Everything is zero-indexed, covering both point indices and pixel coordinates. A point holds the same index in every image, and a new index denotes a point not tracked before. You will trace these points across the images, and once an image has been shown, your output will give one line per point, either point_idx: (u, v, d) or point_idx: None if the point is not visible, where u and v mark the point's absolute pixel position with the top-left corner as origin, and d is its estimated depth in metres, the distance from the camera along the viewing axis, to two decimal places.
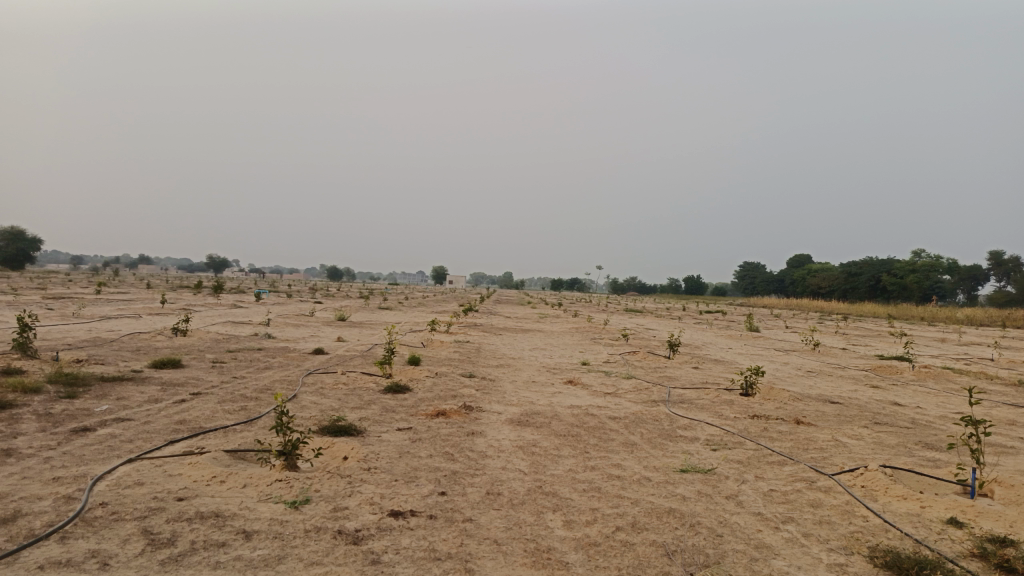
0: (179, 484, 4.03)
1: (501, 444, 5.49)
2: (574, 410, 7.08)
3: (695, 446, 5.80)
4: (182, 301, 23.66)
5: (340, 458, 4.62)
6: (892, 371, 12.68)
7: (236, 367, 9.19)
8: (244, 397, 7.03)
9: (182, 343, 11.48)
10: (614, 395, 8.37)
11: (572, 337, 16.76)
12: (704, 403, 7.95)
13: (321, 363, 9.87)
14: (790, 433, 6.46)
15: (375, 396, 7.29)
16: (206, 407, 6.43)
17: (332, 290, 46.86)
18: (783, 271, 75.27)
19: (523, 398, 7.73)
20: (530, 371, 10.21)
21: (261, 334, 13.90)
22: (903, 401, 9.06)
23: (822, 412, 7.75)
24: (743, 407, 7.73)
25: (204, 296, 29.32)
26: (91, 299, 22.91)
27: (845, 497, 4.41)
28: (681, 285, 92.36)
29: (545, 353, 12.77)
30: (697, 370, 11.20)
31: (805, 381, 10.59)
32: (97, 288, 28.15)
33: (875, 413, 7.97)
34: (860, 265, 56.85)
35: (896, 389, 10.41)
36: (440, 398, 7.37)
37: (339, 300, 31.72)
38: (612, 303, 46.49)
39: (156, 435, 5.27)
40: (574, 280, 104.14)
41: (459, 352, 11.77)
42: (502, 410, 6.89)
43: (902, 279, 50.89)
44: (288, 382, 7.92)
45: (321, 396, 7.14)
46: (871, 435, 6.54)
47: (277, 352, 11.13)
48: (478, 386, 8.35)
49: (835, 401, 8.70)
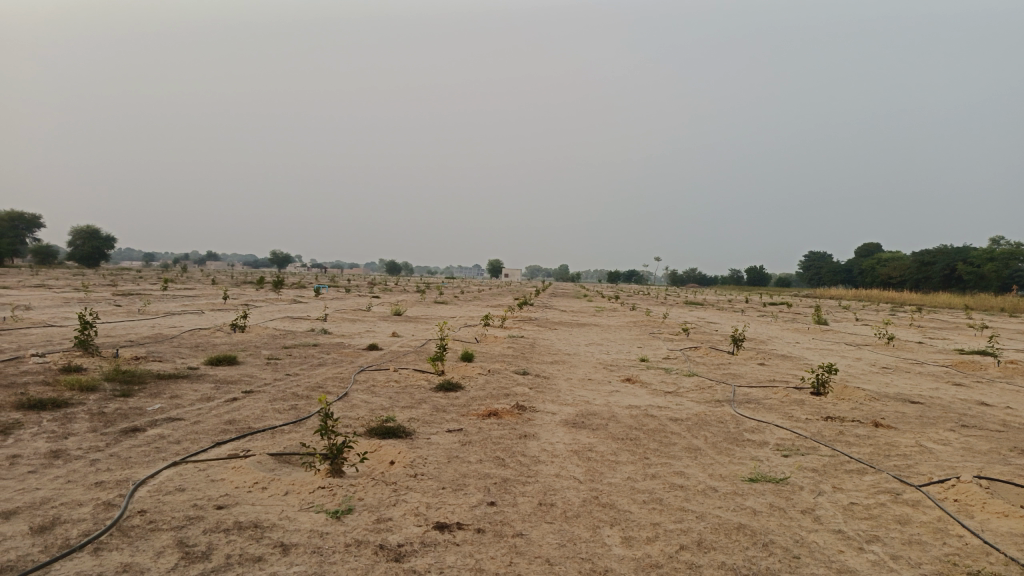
0: (220, 490, 3.90)
1: (555, 447, 5.21)
2: (633, 411, 6.74)
3: (764, 451, 5.40)
4: (243, 297, 24.13)
5: (387, 463, 4.42)
6: (975, 367, 11.86)
7: (289, 364, 9.15)
8: (295, 395, 6.94)
9: (240, 340, 11.56)
10: (675, 394, 7.98)
11: (630, 332, 16.33)
12: (772, 403, 7.49)
13: (374, 359, 9.76)
14: (868, 438, 5.99)
15: (426, 394, 7.10)
16: (256, 406, 6.34)
17: (390, 284, 47.36)
18: (850, 261, 72.66)
19: (579, 397, 7.43)
20: (587, 368, 9.89)
21: (317, 330, 13.94)
22: (990, 401, 8.40)
23: (902, 414, 7.21)
24: (814, 408, 7.25)
25: (265, 292, 29.88)
26: (157, 296, 23.57)
27: (935, 513, 3.98)
28: (742, 276, 90.25)
29: (603, 349, 12.42)
30: (762, 367, 10.68)
31: (880, 379, 9.96)
32: (165, 285, 29.00)
33: (962, 414, 7.37)
34: (933, 254, 54.35)
35: (982, 387, 9.68)
36: (493, 397, 7.13)
37: (396, 294, 31.94)
38: (672, 295, 45.55)
39: (204, 436, 5.18)
40: (631, 273, 103.01)
41: (514, 348, 11.52)
42: (557, 411, 6.60)
43: (979, 267, 48.41)
44: (339, 380, 7.81)
45: (371, 395, 6.99)
46: (960, 440, 6.01)
47: (332, 348, 11.08)
48: (533, 385, 8.08)
49: (915, 401, 8.11)
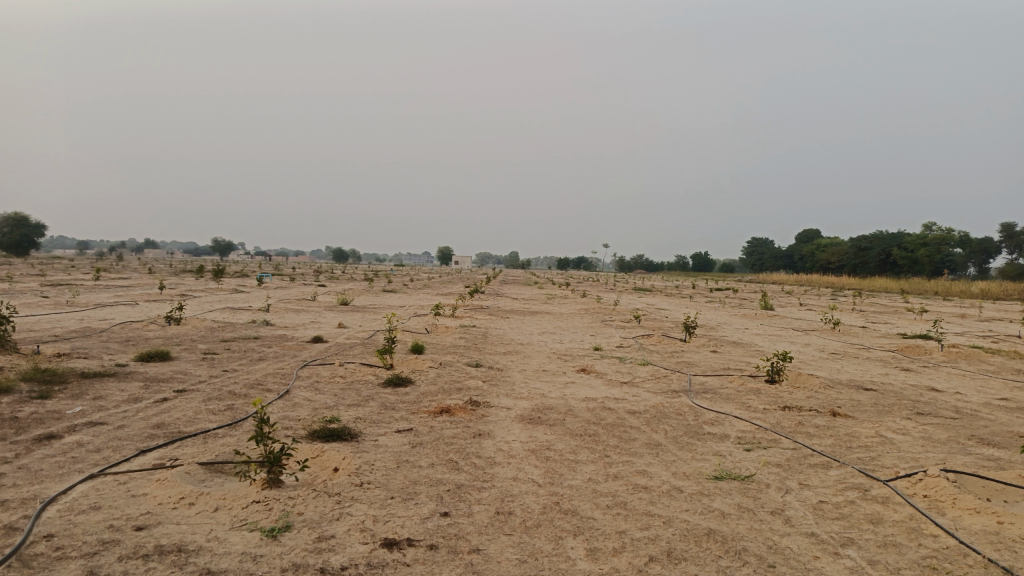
0: (141, 507, 3.50)
1: (511, 447, 4.93)
2: (590, 404, 6.51)
3: (727, 446, 5.22)
4: (182, 287, 23.17)
5: (330, 472, 4.08)
6: (919, 352, 12.06)
7: (228, 359, 8.64)
8: (232, 394, 6.50)
9: (175, 333, 10.95)
10: (631, 384, 7.80)
11: (581, 320, 16.17)
12: (729, 393, 7.37)
13: (319, 353, 9.32)
14: (828, 428, 5.88)
15: (373, 390, 6.73)
16: (189, 408, 5.89)
17: (337, 272, 46.40)
18: (792, 247, 74.42)
19: (534, 390, 7.16)
20: (540, 358, 9.64)
21: (259, 321, 13.34)
22: (939, 387, 8.47)
23: (858, 402, 7.16)
24: (772, 398, 7.15)
25: (205, 281, 28.76)
26: (89, 286, 22.39)
27: (906, 511, 3.85)
28: (688, 263, 91.66)
29: (555, 338, 12.21)
30: (716, 354, 10.62)
31: (831, 365, 9.99)
32: (98, 274, 27.70)
33: (915, 401, 7.37)
34: (871, 240, 55.98)
35: (929, 372, 9.78)
36: (444, 392, 6.81)
37: (344, 283, 31.20)
38: (619, 282, 45.73)
39: (128, 444, 4.73)
40: (580, 261, 103.63)
41: (465, 338, 11.20)
42: (512, 406, 6.32)
43: (913, 253, 50.05)
44: (281, 376, 7.37)
45: (315, 392, 6.59)
46: (918, 429, 5.96)
47: (274, 341, 10.57)
48: (485, 377, 7.78)
49: (869, 388, 8.10)
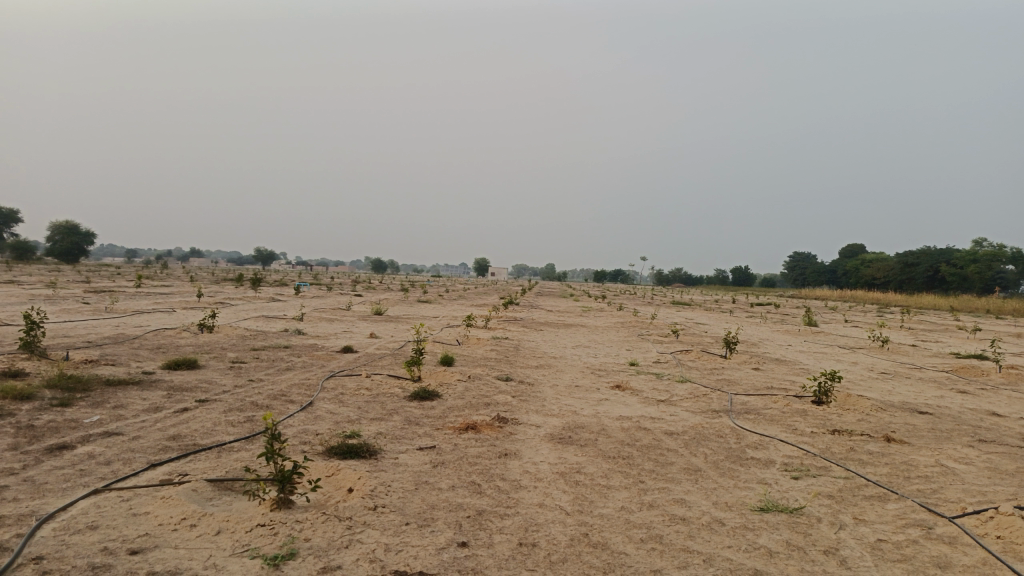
0: (140, 528, 3.28)
1: (538, 469, 4.62)
2: (624, 424, 6.17)
3: (772, 473, 4.84)
4: (220, 296, 23.37)
5: (344, 493, 3.84)
6: (975, 373, 11.40)
7: (255, 369, 8.49)
8: (254, 405, 6.32)
9: (206, 341, 10.88)
10: (669, 402, 7.43)
11: (618, 333, 15.78)
12: (773, 414, 6.95)
13: (347, 363, 9.12)
14: (883, 456, 5.44)
15: (399, 404, 6.49)
16: (208, 419, 5.71)
17: (372, 282, 46.69)
18: (835, 262, 72.74)
19: (566, 407, 6.85)
20: (574, 373, 9.31)
21: (290, 330, 13.25)
22: (1001, 411, 7.90)
23: (913, 427, 6.68)
24: (819, 420, 6.71)
25: (243, 289, 29.05)
26: (129, 293, 22.68)
27: (978, 554, 3.44)
28: (728, 277, 90.26)
29: (590, 352, 11.86)
30: (758, 372, 10.17)
31: (881, 386, 9.46)
32: (138, 281, 28.13)
33: (976, 427, 6.86)
34: (918, 255, 54.36)
35: (989, 395, 9.19)
36: (471, 408, 6.53)
37: (379, 293, 31.20)
38: (656, 295, 45.11)
39: (139, 457, 4.55)
40: (617, 273, 102.84)
41: (497, 351, 10.93)
42: (542, 423, 6.02)
43: (962, 269, 48.41)
44: (306, 387, 7.18)
45: (338, 405, 6.38)
46: (981, 458, 5.49)
47: (303, 350, 10.42)
48: (515, 393, 7.49)
49: (924, 412, 7.59)
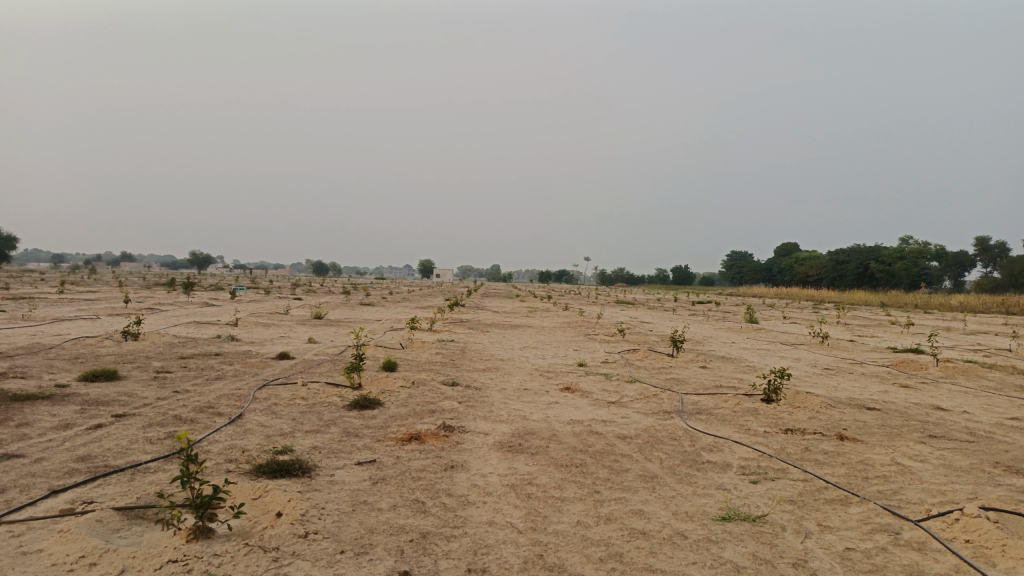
0: (30, 569, 2.85)
1: (487, 482, 4.31)
2: (575, 429, 5.91)
3: (730, 478, 4.64)
4: (151, 301, 22.31)
5: (272, 519, 3.45)
6: (914, 367, 11.58)
7: (182, 379, 7.94)
8: (177, 419, 5.82)
9: (129, 349, 10.19)
10: (620, 404, 7.21)
11: (565, 333, 15.58)
12: (726, 414, 6.80)
13: (283, 371, 8.63)
14: (839, 455, 5.32)
15: (337, 414, 6.08)
16: (124, 437, 5.20)
17: (313, 285, 45.62)
18: (772, 260, 74.66)
19: (515, 412, 6.55)
20: (522, 376, 9.04)
21: (224, 336, 12.60)
22: (945, 405, 7.96)
23: (863, 424, 6.62)
24: (772, 420, 6.59)
25: (176, 294, 27.85)
26: (49, 300, 21.38)
27: (949, 561, 3.29)
28: (669, 276, 91.71)
29: (537, 353, 11.61)
30: (706, 370, 10.07)
31: (827, 382, 9.47)
32: (61, 288, 26.63)
33: (924, 422, 6.84)
34: (849, 253, 56.15)
35: (930, 389, 9.29)
36: (415, 416, 6.17)
37: (321, 296, 30.38)
38: (600, 294, 45.37)
39: (39, 483, 4.04)
40: (561, 273, 103.37)
41: (442, 354, 10.57)
42: (489, 431, 5.70)
43: (890, 266, 50.18)
44: (236, 398, 6.69)
45: (271, 417, 5.94)
46: (935, 455, 5.42)
47: (236, 358, 9.85)
48: (461, 398, 7.15)
49: (872, 407, 7.57)
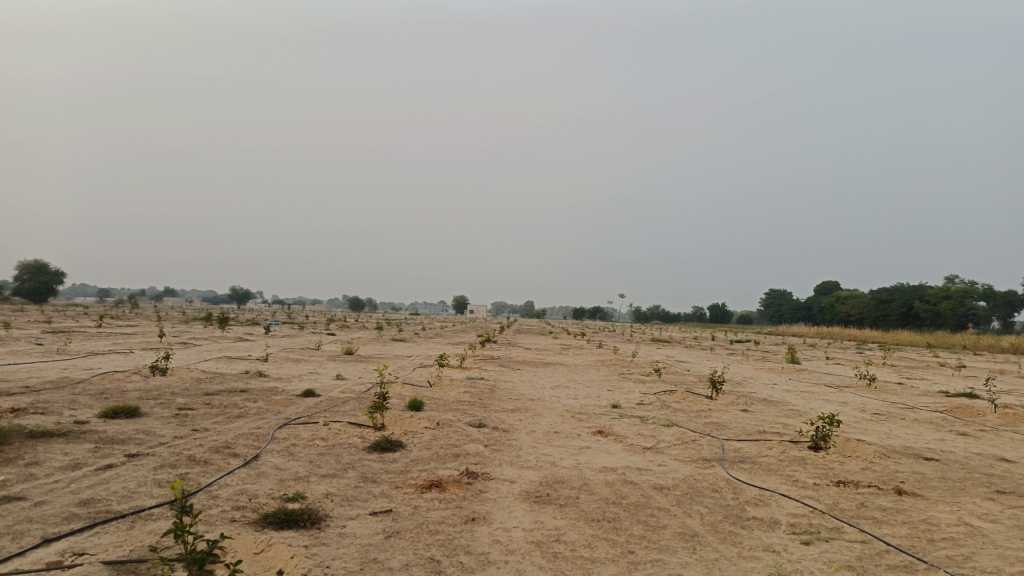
0: None
1: (510, 538, 3.95)
2: (608, 478, 5.51)
3: (778, 538, 4.21)
4: (185, 336, 22.42)
5: None
6: (970, 413, 10.88)
7: (203, 416, 7.73)
8: (190, 460, 5.58)
9: (155, 385, 10.07)
10: (655, 450, 6.79)
11: (599, 373, 15.14)
12: (771, 463, 6.33)
13: (307, 409, 8.38)
14: (899, 512, 4.83)
15: (356, 458, 5.78)
16: (133, 479, 4.97)
17: (347, 320, 45.74)
18: (811, 299, 73.10)
19: (543, 458, 6.18)
20: (553, 417, 8.65)
21: (252, 372, 12.45)
22: (1009, 456, 7.36)
23: (922, 477, 6.09)
24: (821, 470, 6.11)
25: (212, 329, 28.06)
26: (87, 334, 21.62)
27: None
28: (705, 314, 90.37)
29: (569, 393, 11.21)
30: (747, 414, 9.57)
31: (878, 429, 8.89)
32: (100, 322, 26.95)
33: (989, 475, 6.28)
34: (892, 292, 54.65)
35: (991, 437, 8.65)
36: (438, 460, 5.85)
37: (354, 332, 30.36)
38: (634, 333, 44.66)
39: (35, 529, 3.81)
40: (595, 311, 102.57)
41: (471, 393, 10.24)
42: (516, 478, 5.35)
43: (936, 305, 48.60)
44: (254, 438, 6.44)
45: (287, 459, 5.66)
46: (1007, 513, 4.91)
47: (261, 395, 9.65)
48: (488, 441, 6.81)
49: (930, 458, 7.01)
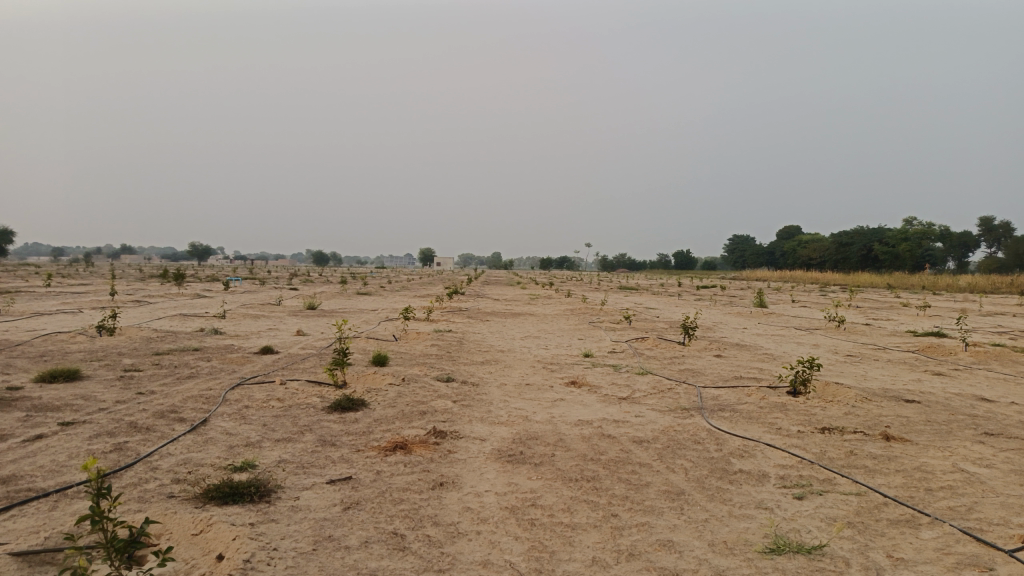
0: None
1: (481, 505, 3.59)
2: (584, 432, 5.19)
3: (770, 493, 3.93)
4: (140, 293, 21.56)
5: (210, 563, 2.75)
6: (941, 352, 10.84)
7: (150, 378, 7.23)
8: (130, 427, 5.10)
9: (101, 346, 9.47)
10: (631, 401, 6.50)
11: (568, 321, 14.87)
12: (752, 411, 6.08)
13: (264, 367, 7.92)
14: (890, 460, 4.60)
15: (314, 419, 5.37)
16: (63, 450, 4.49)
17: (310, 275, 44.82)
18: (774, 244, 73.87)
19: (515, 413, 5.83)
20: (524, 369, 8.32)
21: (208, 330, 11.88)
22: (987, 395, 7.24)
23: (907, 420, 5.89)
24: (804, 417, 5.87)
25: (170, 286, 27.18)
26: (34, 293, 20.64)
27: None
28: (670, 261, 90.97)
29: (540, 343, 10.90)
30: (722, 360, 9.37)
31: (854, 371, 8.74)
32: (48, 281, 25.86)
33: (973, 417, 6.11)
34: (853, 235, 55.34)
35: (966, 377, 8.56)
36: (403, 419, 5.47)
37: (318, 286, 29.70)
38: (601, 281, 44.54)
39: None
40: (562, 260, 102.56)
41: (438, 345, 9.85)
42: (487, 436, 4.99)
43: (894, 247, 49.34)
44: (203, 400, 5.98)
45: (239, 423, 5.23)
46: (1000, 457, 4.71)
47: (216, 353, 9.14)
48: (456, 396, 6.45)
49: (911, 400, 6.84)
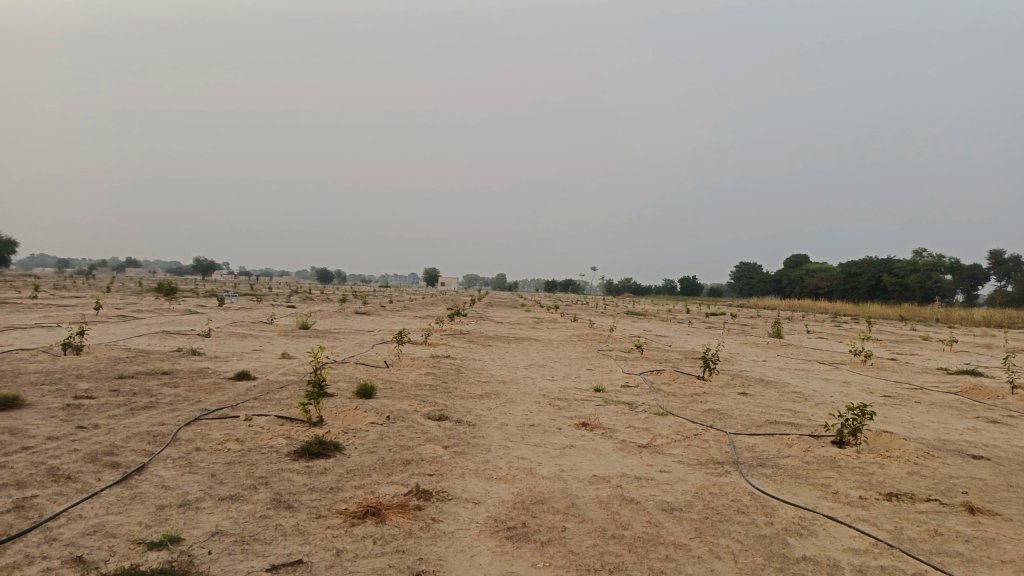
0: None
1: None
2: (601, 494, 4.24)
3: None
4: (129, 308, 20.61)
5: None
6: (986, 395, 9.83)
7: (100, 408, 6.29)
8: (47, 476, 4.17)
9: (60, 367, 8.53)
10: (653, 450, 5.54)
11: (576, 348, 13.90)
12: (799, 468, 5.12)
13: (234, 397, 6.97)
14: (989, 545, 3.64)
15: (275, 469, 4.44)
16: None
17: (311, 292, 43.88)
18: (781, 272, 72.93)
19: (517, 464, 4.89)
20: (528, 405, 7.37)
21: (186, 349, 10.94)
22: None
23: (985, 484, 4.92)
24: (861, 478, 4.91)
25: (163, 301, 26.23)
26: (19, 305, 19.71)
27: None
28: (676, 287, 89.90)
29: (546, 374, 9.95)
30: (750, 398, 8.40)
31: (899, 416, 7.76)
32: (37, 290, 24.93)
33: None
34: (862, 264, 54.39)
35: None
36: (382, 470, 4.53)
37: (317, 304, 28.76)
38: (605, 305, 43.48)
39: None
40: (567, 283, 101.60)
41: (433, 374, 8.89)
42: (482, 498, 4.05)
43: (904, 278, 48.32)
44: (150, 440, 5.04)
45: (182, 473, 4.30)
46: None
47: (187, 378, 8.21)
48: (449, 439, 5.50)
49: (979, 456, 5.85)
